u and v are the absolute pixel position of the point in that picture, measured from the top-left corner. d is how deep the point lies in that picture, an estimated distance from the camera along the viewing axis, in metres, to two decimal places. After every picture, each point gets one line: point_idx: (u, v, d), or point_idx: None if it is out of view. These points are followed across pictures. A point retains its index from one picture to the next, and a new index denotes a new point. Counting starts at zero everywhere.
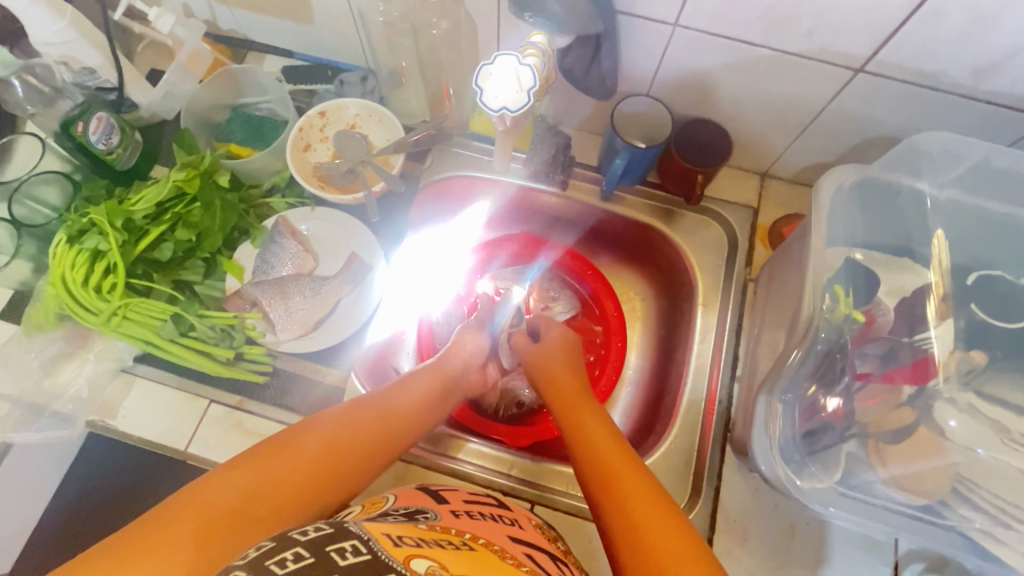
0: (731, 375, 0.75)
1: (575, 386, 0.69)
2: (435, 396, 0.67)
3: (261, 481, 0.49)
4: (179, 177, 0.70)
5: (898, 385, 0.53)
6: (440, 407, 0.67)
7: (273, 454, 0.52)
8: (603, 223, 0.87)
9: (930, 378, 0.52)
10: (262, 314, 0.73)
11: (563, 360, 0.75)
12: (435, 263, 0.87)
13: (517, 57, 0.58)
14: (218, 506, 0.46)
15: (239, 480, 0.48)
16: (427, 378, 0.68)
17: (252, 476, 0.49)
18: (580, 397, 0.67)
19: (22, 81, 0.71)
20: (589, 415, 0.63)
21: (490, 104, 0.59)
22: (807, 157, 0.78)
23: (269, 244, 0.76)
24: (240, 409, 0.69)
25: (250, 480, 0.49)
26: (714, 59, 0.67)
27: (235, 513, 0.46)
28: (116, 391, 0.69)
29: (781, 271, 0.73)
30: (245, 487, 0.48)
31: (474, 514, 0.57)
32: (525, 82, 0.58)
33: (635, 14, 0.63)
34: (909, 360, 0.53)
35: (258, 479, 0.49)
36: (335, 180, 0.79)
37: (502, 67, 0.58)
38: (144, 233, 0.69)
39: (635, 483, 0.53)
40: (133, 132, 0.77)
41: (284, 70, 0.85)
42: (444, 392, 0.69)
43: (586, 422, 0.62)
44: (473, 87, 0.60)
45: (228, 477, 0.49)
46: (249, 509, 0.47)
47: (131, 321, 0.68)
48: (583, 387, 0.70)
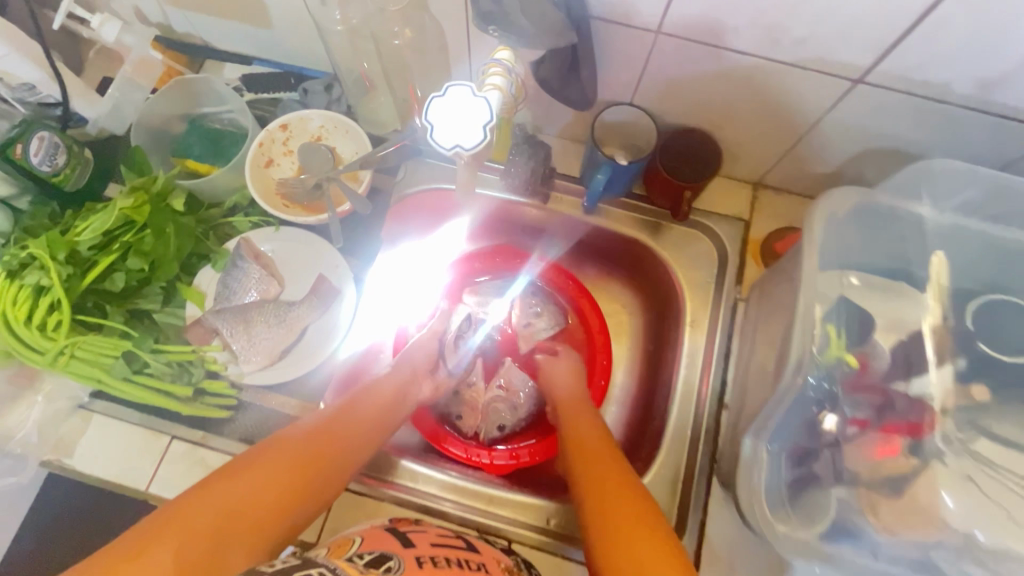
0: (719, 403, 0.72)
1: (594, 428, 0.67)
2: (394, 410, 0.67)
3: (226, 503, 0.48)
4: (126, 204, 0.65)
5: (894, 437, 0.49)
6: (399, 420, 0.67)
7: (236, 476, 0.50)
8: (587, 235, 0.83)
9: (925, 436, 0.48)
10: (223, 345, 0.70)
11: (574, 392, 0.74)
12: (411, 278, 0.82)
13: (470, 89, 0.52)
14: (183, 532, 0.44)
15: (212, 500, 0.47)
16: (386, 389, 0.68)
17: (216, 500, 0.48)
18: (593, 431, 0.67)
19: None
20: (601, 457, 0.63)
21: (441, 141, 0.53)
22: (801, 168, 0.74)
23: (231, 269, 0.72)
24: (203, 445, 0.66)
25: (214, 503, 0.47)
26: (700, 69, 0.62)
27: (214, 530, 0.46)
28: (73, 428, 0.66)
29: (772, 293, 0.69)
30: (219, 507, 0.47)
31: (440, 560, 0.55)
32: (481, 117, 0.52)
33: (613, 21, 0.58)
34: (904, 415, 0.49)
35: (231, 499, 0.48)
36: (298, 198, 0.75)
37: (456, 99, 0.52)
38: (92, 264, 0.65)
39: (629, 512, 0.55)
40: (82, 149, 0.73)
41: (243, 79, 0.80)
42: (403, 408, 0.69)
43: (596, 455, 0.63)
44: (423, 122, 0.53)
45: (189, 503, 0.47)
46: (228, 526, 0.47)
47: (80, 360, 0.63)
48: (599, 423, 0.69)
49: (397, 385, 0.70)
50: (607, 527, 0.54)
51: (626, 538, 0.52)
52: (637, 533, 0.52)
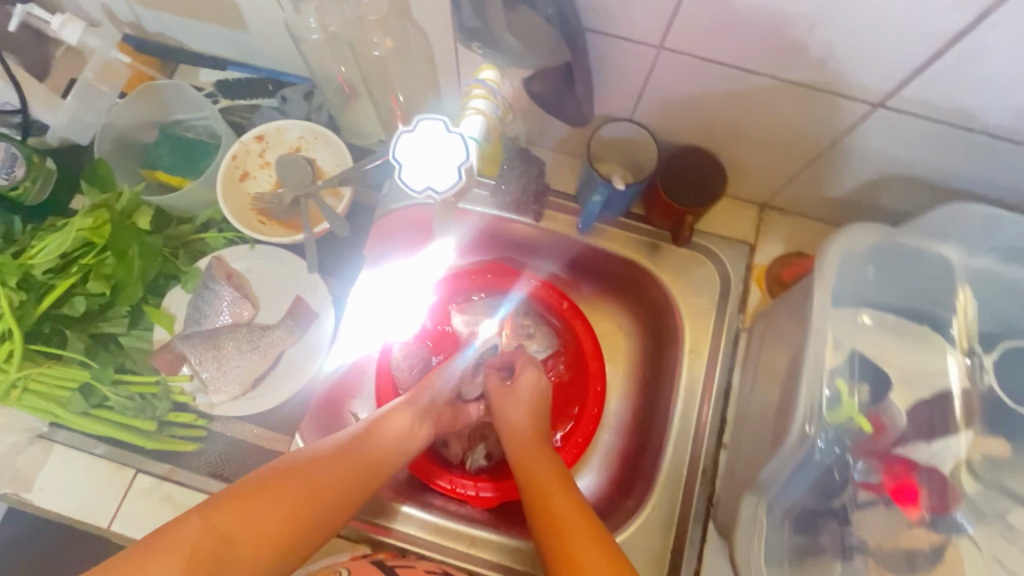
0: (718, 441, 0.68)
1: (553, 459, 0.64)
2: (416, 433, 0.64)
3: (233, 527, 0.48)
4: (85, 224, 0.61)
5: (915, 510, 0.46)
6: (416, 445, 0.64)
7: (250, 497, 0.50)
8: (582, 254, 0.78)
9: (948, 509, 0.46)
10: (191, 374, 0.66)
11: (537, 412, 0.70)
12: (394, 297, 0.76)
13: (444, 124, 0.48)
14: (187, 552, 0.45)
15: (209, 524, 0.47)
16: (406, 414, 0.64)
17: (226, 520, 0.48)
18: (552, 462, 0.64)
19: None
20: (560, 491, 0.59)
21: (412, 184, 0.48)
22: (812, 192, 0.69)
23: (202, 290, 0.68)
24: (169, 480, 0.62)
25: (222, 524, 0.47)
26: (705, 86, 0.57)
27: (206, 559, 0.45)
28: (32, 458, 0.62)
29: (778, 327, 0.64)
30: (215, 533, 0.47)
31: None
32: (456, 155, 0.48)
33: (612, 35, 0.53)
34: (929, 488, 0.46)
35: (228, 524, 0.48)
36: (275, 214, 0.70)
37: (424, 137, 0.48)
38: (49, 288, 0.61)
39: (595, 560, 0.51)
40: (44, 159, 0.68)
41: (217, 85, 0.75)
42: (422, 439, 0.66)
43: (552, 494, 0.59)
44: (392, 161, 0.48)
45: (200, 520, 0.47)
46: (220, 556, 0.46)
47: (35, 393, 0.60)
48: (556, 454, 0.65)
49: (418, 414, 0.66)
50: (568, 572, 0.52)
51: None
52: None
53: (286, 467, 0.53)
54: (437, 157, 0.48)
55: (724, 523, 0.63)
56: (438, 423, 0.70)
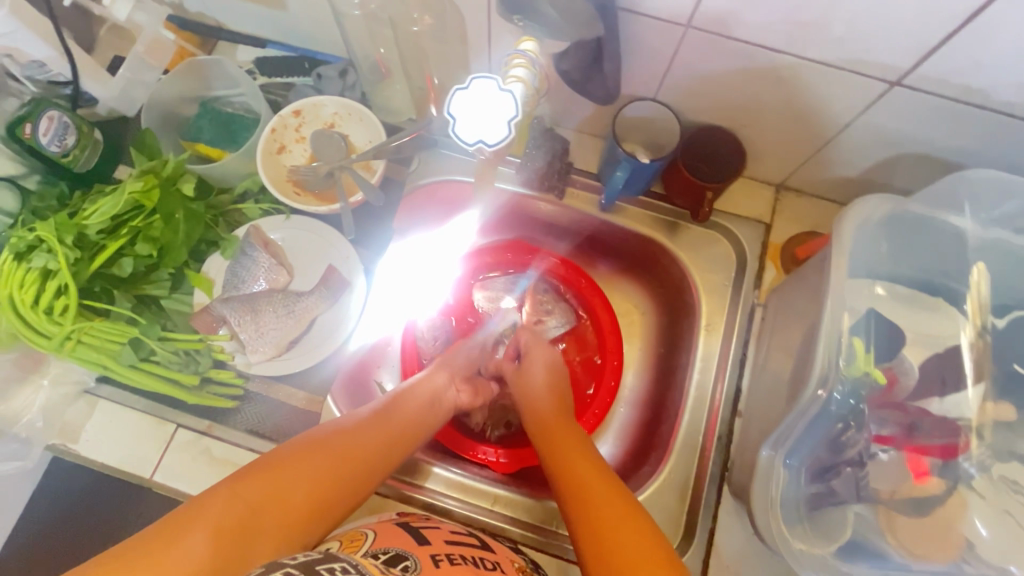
0: (733, 410, 0.70)
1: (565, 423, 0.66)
2: (435, 410, 0.67)
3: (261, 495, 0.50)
4: (136, 188, 0.65)
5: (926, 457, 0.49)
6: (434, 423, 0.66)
7: (276, 470, 0.53)
8: (602, 232, 0.81)
9: (959, 455, 0.48)
10: (231, 335, 0.69)
11: (550, 381, 0.72)
12: (421, 272, 0.79)
13: (496, 83, 0.51)
14: (220, 517, 0.47)
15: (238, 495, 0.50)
16: (423, 392, 0.67)
17: (254, 489, 0.50)
18: (564, 426, 0.66)
19: None
20: (575, 452, 0.61)
21: (464, 136, 0.52)
22: (827, 172, 0.71)
23: (241, 256, 0.71)
24: (208, 435, 0.65)
25: (250, 493, 0.50)
26: (729, 65, 0.60)
27: (238, 524, 0.48)
28: (78, 412, 0.65)
29: (793, 300, 0.67)
30: (244, 502, 0.49)
31: (456, 558, 0.54)
32: (505, 113, 0.51)
33: (642, 13, 0.56)
34: (938, 436, 0.49)
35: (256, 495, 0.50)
36: (311, 186, 0.74)
37: (477, 95, 0.51)
38: (100, 248, 0.64)
39: (618, 514, 0.54)
40: (92, 130, 0.72)
41: (256, 62, 0.78)
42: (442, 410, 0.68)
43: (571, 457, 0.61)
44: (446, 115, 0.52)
45: (230, 490, 0.50)
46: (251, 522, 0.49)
47: (87, 345, 0.63)
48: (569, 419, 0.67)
49: (434, 389, 0.68)
50: (588, 529, 0.54)
51: (612, 545, 0.51)
52: (623, 540, 0.51)
53: (310, 442, 0.56)
54: (489, 112, 0.51)
55: (739, 487, 0.66)
56: (461, 399, 0.72)
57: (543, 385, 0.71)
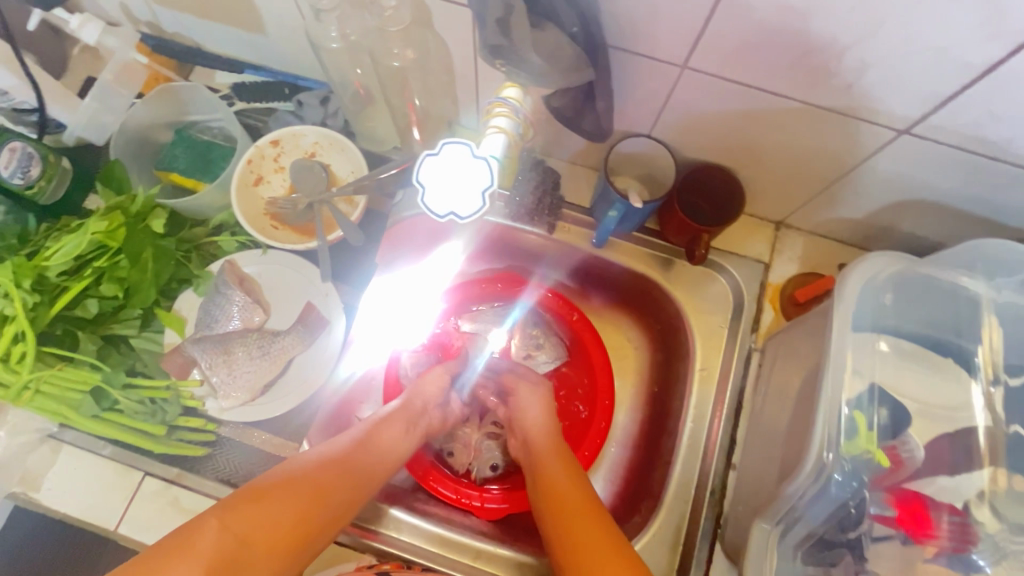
0: (727, 462, 0.67)
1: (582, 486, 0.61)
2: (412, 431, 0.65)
3: (250, 526, 0.47)
4: (99, 227, 0.61)
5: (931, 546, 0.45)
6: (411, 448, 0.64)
7: (263, 500, 0.49)
8: (594, 266, 0.77)
9: (970, 548, 0.44)
10: (202, 379, 0.66)
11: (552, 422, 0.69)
12: (403, 305, 0.76)
13: (469, 149, 0.48)
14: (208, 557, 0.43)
15: (226, 527, 0.46)
16: (400, 414, 0.65)
17: (242, 520, 0.47)
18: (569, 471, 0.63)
19: None
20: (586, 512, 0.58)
21: (436, 209, 0.48)
22: (832, 212, 0.68)
23: (214, 294, 0.68)
24: (177, 484, 0.62)
25: (239, 524, 0.47)
26: (727, 106, 0.56)
27: (229, 560, 0.44)
28: (40, 460, 0.62)
29: (793, 349, 0.64)
30: (234, 534, 0.46)
31: None
32: (480, 182, 0.48)
33: (635, 52, 0.52)
34: (948, 524, 0.45)
35: (246, 525, 0.47)
36: (289, 220, 0.70)
37: (450, 160, 0.48)
38: (62, 290, 0.61)
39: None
40: (60, 158, 0.68)
41: (233, 87, 0.75)
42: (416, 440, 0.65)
43: (576, 517, 0.58)
44: (416, 183, 0.48)
45: (216, 521, 0.46)
46: (243, 557, 0.45)
47: (46, 394, 0.60)
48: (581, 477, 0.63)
49: (408, 417, 0.65)
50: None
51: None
52: None
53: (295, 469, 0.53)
54: (462, 180, 0.48)
55: (732, 548, 0.63)
56: (432, 427, 0.69)
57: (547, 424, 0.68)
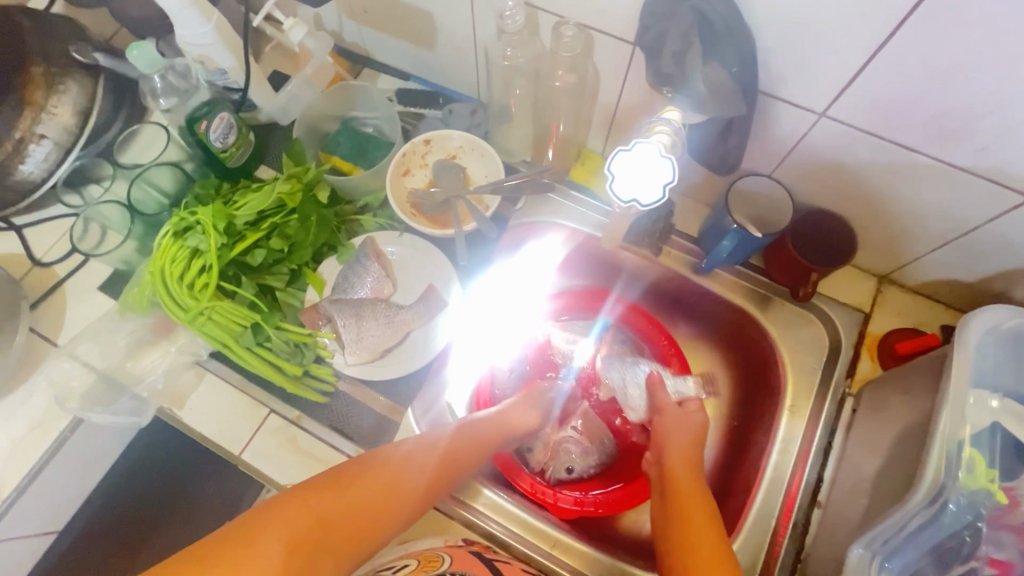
0: (812, 500, 0.68)
1: (691, 475, 0.62)
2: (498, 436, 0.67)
3: (327, 509, 0.51)
4: (283, 189, 0.72)
5: None
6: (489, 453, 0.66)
7: (339, 484, 0.53)
8: (689, 294, 0.81)
9: None
10: (335, 334, 0.72)
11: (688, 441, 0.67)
12: (503, 306, 0.81)
13: None
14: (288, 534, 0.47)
15: (305, 507, 0.50)
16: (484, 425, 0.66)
17: (319, 503, 0.51)
18: (692, 482, 0.61)
19: (162, 78, 0.74)
20: (703, 525, 0.56)
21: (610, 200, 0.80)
22: (946, 271, 0.69)
23: (353, 263, 0.76)
24: (296, 425, 0.70)
25: (319, 506, 0.51)
26: (855, 156, 0.61)
27: (309, 538, 0.48)
28: (187, 382, 0.71)
29: (892, 396, 0.65)
30: (313, 515, 0.50)
31: None
32: None
33: (778, 97, 0.58)
34: None
35: (324, 509, 0.51)
36: (427, 208, 0.78)
37: None
38: (241, 237, 0.71)
39: None
40: (249, 132, 0.81)
41: (397, 91, 0.86)
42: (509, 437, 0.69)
43: (693, 527, 0.55)
44: None
45: (298, 500, 0.50)
46: (320, 535, 0.49)
47: (214, 322, 0.69)
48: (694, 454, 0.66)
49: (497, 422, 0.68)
50: None
51: None
52: None
53: (375, 462, 0.56)
54: None
55: None
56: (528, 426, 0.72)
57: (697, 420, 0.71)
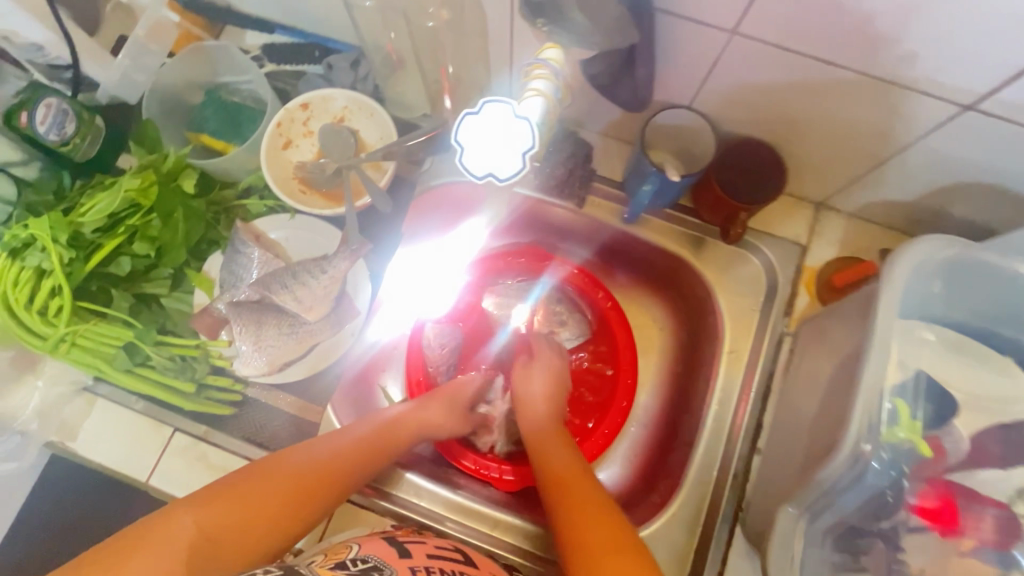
0: (753, 446, 0.66)
1: (568, 453, 0.62)
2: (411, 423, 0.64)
3: (218, 520, 0.46)
4: (132, 185, 0.63)
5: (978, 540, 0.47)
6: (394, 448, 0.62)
7: (250, 484, 0.50)
8: (622, 244, 0.75)
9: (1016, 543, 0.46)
10: (229, 341, 0.67)
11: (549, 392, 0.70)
12: (431, 268, 0.75)
13: (512, 108, 0.49)
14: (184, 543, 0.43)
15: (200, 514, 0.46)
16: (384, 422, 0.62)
17: (210, 516, 0.46)
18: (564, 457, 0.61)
19: None
20: (580, 480, 0.57)
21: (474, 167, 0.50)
22: (882, 192, 0.64)
23: (232, 253, 0.67)
24: (205, 440, 0.63)
25: (207, 517, 0.46)
26: (776, 76, 0.53)
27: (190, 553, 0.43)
28: (77, 410, 0.63)
29: (828, 335, 0.62)
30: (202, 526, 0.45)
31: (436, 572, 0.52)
32: (521, 144, 0.49)
33: (681, 16, 0.50)
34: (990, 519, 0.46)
35: (225, 513, 0.47)
36: (317, 184, 0.70)
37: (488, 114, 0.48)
38: (95, 247, 0.63)
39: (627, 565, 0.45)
40: (94, 116, 0.69)
41: (264, 48, 0.74)
42: (419, 425, 0.65)
43: (575, 490, 0.55)
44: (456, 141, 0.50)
45: (189, 513, 0.45)
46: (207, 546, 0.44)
47: (82, 348, 0.62)
48: (564, 451, 0.62)
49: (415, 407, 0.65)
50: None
51: None
52: None
53: (289, 459, 0.53)
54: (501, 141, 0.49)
55: (753, 531, 0.62)
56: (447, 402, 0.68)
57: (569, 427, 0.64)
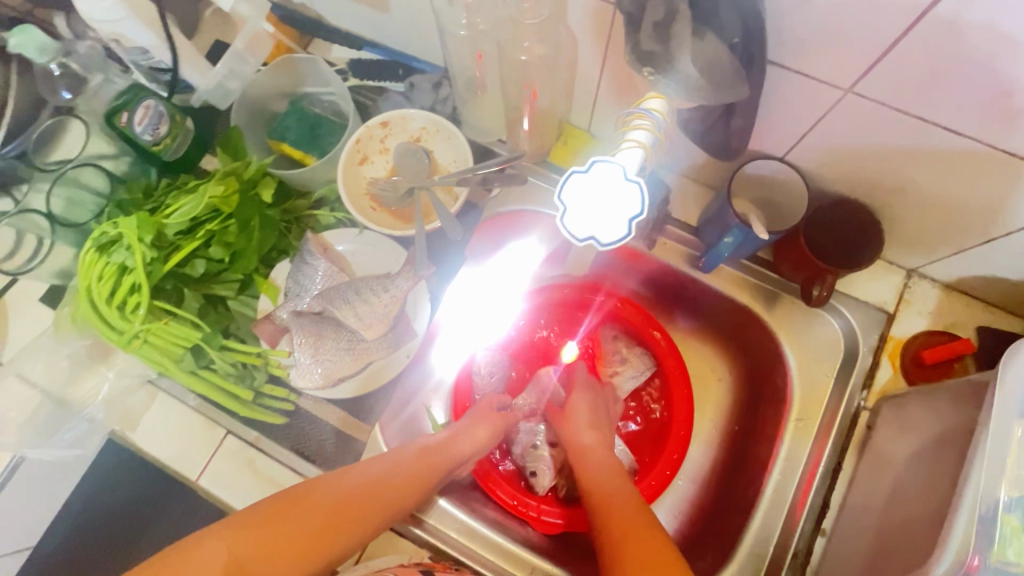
0: (817, 526, 0.62)
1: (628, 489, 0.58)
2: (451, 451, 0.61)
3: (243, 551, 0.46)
4: (215, 193, 0.66)
5: None
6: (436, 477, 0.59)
7: (281, 512, 0.49)
8: (688, 288, 0.72)
9: None
10: (288, 351, 0.67)
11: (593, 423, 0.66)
12: (489, 292, 0.73)
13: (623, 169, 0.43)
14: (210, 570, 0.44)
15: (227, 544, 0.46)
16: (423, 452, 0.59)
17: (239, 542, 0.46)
18: (626, 493, 0.57)
19: (62, 67, 0.66)
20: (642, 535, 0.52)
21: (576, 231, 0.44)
22: (988, 268, 0.59)
23: (299, 264, 0.67)
24: (254, 447, 0.65)
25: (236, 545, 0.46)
26: (887, 139, 0.50)
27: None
28: (140, 401, 0.66)
29: (912, 418, 0.57)
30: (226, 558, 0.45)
31: None
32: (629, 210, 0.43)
33: (791, 69, 0.47)
34: None
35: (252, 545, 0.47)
36: (388, 202, 0.70)
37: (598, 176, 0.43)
38: (175, 248, 0.65)
39: None
40: (185, 118, 0.71)
41: (349, 63, 0.75)
42: (457, 454, 0.61)
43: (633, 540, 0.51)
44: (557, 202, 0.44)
45: (221, 541, 0.46)
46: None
47: (152, 344, 0.65)
48: (619, 485, 0.59)
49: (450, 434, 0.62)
50: None
51: None
52: None
53: (321, 486, 0.52)
54: (609, 204, 0.43)
55: None
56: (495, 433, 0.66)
57: (618, 467, 0.61)
